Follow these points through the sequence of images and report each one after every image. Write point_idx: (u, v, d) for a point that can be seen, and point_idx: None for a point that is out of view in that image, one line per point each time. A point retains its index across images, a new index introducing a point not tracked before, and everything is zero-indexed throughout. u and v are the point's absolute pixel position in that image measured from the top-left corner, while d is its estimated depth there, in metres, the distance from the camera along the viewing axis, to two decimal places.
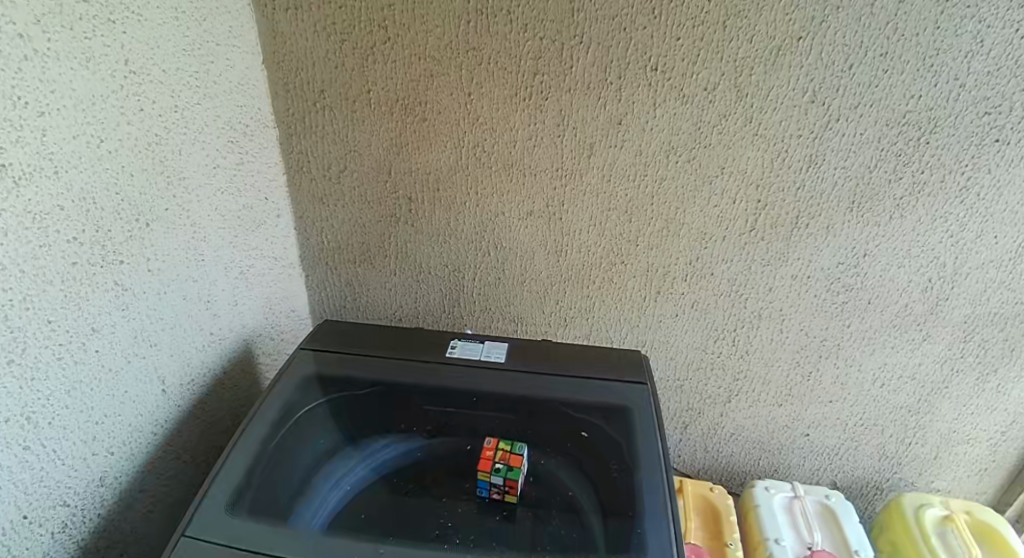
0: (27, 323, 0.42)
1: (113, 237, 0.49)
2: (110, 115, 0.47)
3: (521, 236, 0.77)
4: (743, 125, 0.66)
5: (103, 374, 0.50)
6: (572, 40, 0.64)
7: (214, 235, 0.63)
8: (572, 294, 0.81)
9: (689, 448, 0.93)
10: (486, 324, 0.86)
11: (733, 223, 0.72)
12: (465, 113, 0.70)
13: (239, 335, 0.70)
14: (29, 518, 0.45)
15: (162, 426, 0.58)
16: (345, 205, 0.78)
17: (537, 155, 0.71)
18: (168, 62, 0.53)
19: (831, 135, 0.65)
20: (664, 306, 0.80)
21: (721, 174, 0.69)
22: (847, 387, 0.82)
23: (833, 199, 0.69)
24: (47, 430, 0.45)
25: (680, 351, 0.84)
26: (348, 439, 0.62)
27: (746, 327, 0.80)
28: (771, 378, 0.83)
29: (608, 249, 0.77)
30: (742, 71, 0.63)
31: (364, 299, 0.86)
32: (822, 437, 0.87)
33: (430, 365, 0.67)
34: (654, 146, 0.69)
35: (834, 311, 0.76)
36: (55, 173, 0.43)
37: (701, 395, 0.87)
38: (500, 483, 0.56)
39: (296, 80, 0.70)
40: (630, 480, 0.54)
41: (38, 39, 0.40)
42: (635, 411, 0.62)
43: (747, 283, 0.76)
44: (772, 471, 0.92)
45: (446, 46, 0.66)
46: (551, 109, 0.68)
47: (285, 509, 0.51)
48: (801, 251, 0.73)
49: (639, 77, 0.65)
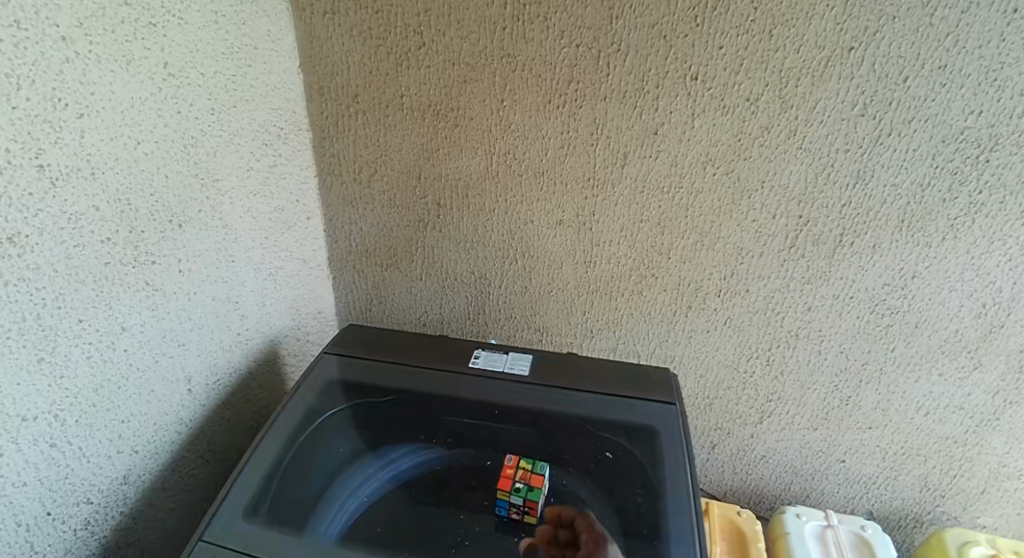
0: (59, 322, 0.43)
1: (147, 238, 0.49)
2: (147, 117, 0.48)
3: (549, 245, 0.76)
4: (786, 138, 0.63)
5: (130, 373, 0.50)
6: (609, 48, 0.62)
7: (246, 237, 0.63)
8: (599, 306, 0.79)
9: (717, 469, 0.89)
10: (510, 333, 0.84)
11: (772, 238, 0.69)
12: (497, 120, 0.69)
13: (266, 335, 0.70)
14: (52, 514, 0.46)
15: (187, 426, 0.59)
16: (373, 208, 0.78)
17: (568, 164, 0.70)
18: (207, 65, 0.53)
19: (881, 150, 0.61)
20: (695, 322, 0.77)
21: (760, 188, 0.66)
22: (891, 413, 0.77)
23: (882, 217, 0.65)
24: (74, 427, 0.46)
25: (711, 369, 0.80)
26: (367, 445, 0.60)
27: (782, 347, 0.76)
28: (807, 401, 0.79)
29: (638, 261, 0.74)
30: (787, 82, 0.60)
31: (390, 302, 0.86)
32: (859, 464, 0.82)
33: (451, 375, 0.66)
34: (690, 157, 0.66)
35: (879, 335, 0.72)
36: (92, 174, 0.43)
37: (730, 415, 0.84)
38: (519, 503, 0.53)
39: (331, 83, 0.70)
40: (655, 507, 0.52)
41: (81, 42, 0.41)
42: (662, 433, 0.59)
43: (785, 301, 0.73)
44: (805, 498, 0.87)
45: (480, 51, 0.65)
46: (585, 118, 0.67)
47: (302, 514, 0.51)
48: (844, 270, 0.69)
49: (678, 86, 0.63)
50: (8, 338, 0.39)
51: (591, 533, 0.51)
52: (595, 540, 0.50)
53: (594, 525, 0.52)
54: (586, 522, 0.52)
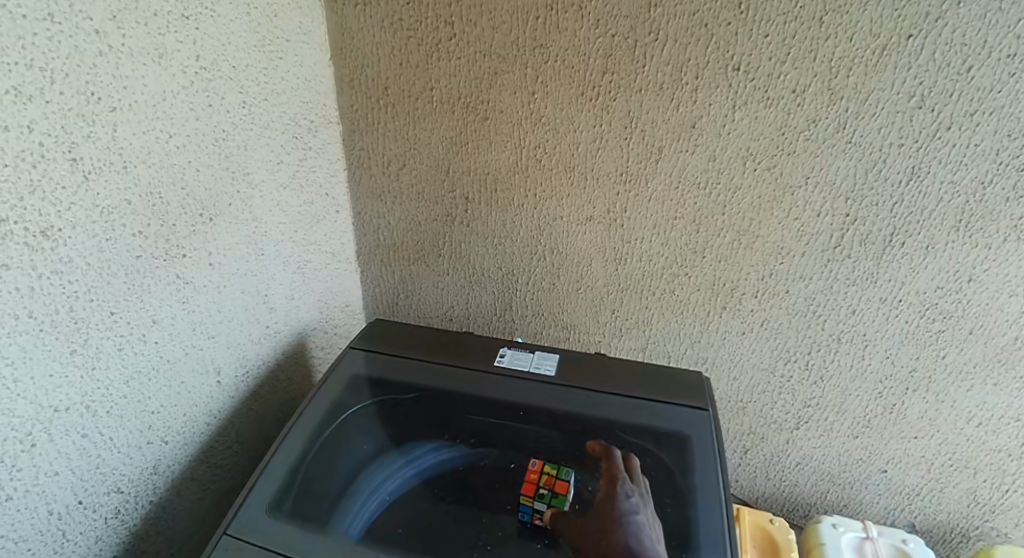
0: (91, 314, 0.43)
1: (178, 232, 0.50)
2: (179, 111, 0.48)
3: (578, 241, 0.74)
4: (834, 132, 0.59)
5: (161, 365, 0.51)
6: (646, 37, 0.60)
7: (276, 230, 0.64)
8: (629, 304, 0.77)
9: (749, 474, 0.86)
10: (537, 330, 0.82)
11: (815, 237, 0.65)
12: (527, 113, 0.67)
13: (294, 329, 0.70)
14: (84, 503, 0.47)
15: (216, 417, 0.60)
16: (401, 201, 0.78)
17: (600, 158, 0.68)
18: (238, 58, 0.53)
19: (938, 145, 0.57)
20: (729, 323, 0.74)
21: (804, 184, 0.63)
22: (941, 424, 0.72)
23: (937, 216, 0.60)
24: (105, 418, 0.47)
25: (745, 372, 0.77)
26: (391, 442, 0.60)
27: (823, 351, 0.72)
28: (848, 408, 0.75)
29: (671, 259, 0.72)
30: (838, 72, 0.56)
31: (416, 297, 0.85)
32: (902, 475, 0.77)
33: (476, 373, 0.65)
34: (729, 152, 0.63)
35: (929, 341, 0.67)
36: (125, 168, 0.44)
37: (765, 420, 0.80)
38: (543, 509, 0.52)
39: (362, 76, 0.70)
40: (684, 516, 0.50)
41: (114, 35, 0.41)
42: (692, 439, 0.57)
43: (828, 304, 0.69)
44: (842, 508, 0.83)
45: (512, 42, 0.63)
46: (618, 110, 0.64)
47: (324, 510, 0.51)
48: (893, 271, 0.65)
49: (718, 77, 0.60)
50: (41, 330, 0.40)
51: (612, 480, 0.55)
52: (615, 486, 0.54)
53: (615, 471, 0.55)
54: (609, 469, 0.56)
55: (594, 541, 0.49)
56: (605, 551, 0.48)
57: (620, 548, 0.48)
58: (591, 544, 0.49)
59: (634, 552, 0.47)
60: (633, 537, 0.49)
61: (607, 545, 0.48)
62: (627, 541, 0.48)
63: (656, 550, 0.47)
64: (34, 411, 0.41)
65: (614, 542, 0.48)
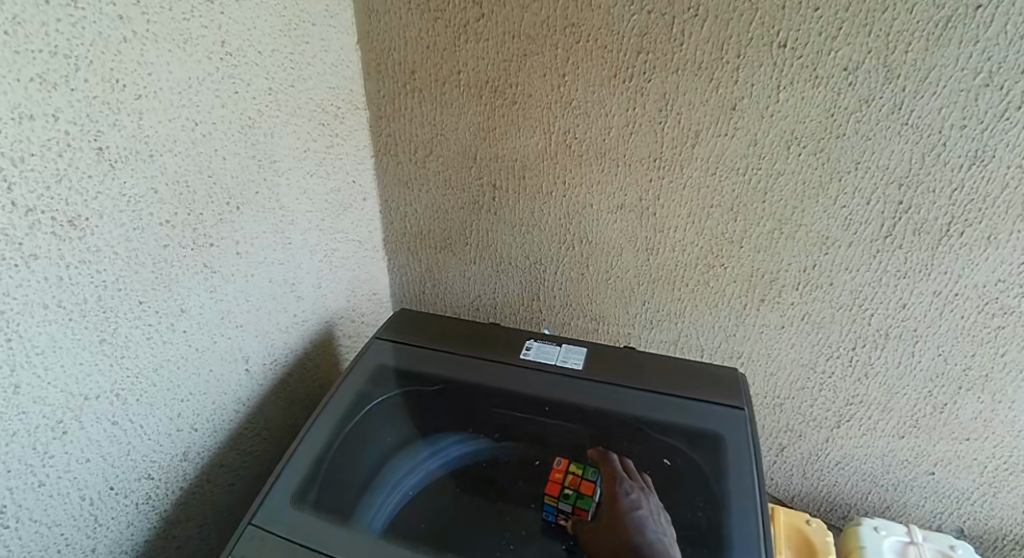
0: (119, 304, 0.44)
1: (204, 221, 0.50)
2: (205, 98, 0.47)
3: (608, 229, 0.71)
4: (890, 112, 0.55)
5: (189, 353, 0.51)
6: (685, 13, 0.56)
7: (302, 219, 0.63)
8: (661, 295, 0.74)
9: (785, 472, 0.83)
10: (565, 321, 0.81)
11: (864, 226, 0.61)
12: (557, 96, 0.65)
13: (321, 318, 0.71)
14: (116, 489, 0.48)
15: (245, 405, 0.60)
16: (428, 189, 0.76)
17: (632, 143, 0.65)
18: (264, 43, 0.53)
19: (1007, 126, 0.52)
20: (767, 316, 0.71)
21: (854, 169, 0.58)
22: (997, 427, 0.67)
23: (1002, 204, 0.55)
24: (135, 406, 0.47)
25: (783, 367, 0.74)
26: (415, 435, 0.59)
27: (869, 347, 0.68)
28: (894, 407, 0.71)
29: (706, 249, 0.68)
30: (896, 47, 0.52)
31: (443, 286, 0.84)
32: (951, 478, 0.72)
33: (502, 366, 0.64)
34: (772, 135, 0.59)
35: (987, 338, 0.63)
36: (151, 157, 0.44)
37: (803, 418, 0.77)
38: (568, 510, 0.50)
39: (388, 60, 0.68)
40: (716, 521, 0.48)
41: (138, 21, 0.41)
42: (726, 440, 0.54)
43: (876, 297, 0.65)
44: (884, 510, 0.79)
45: (543, 22, 0.61)
46: (653, 92, 0.61)
47: (347, 502, 0.51)
48: (950, 263, 0.60)
49: (763, 55, 0.56)
50: (71, 320, 0.41)
51: (612, 479, 0.53)
52: (615, 485, 0.52)
53: (614, 470, 0.54)
54: (607, 468, 0.54)
55: (604, 547, 0.48)
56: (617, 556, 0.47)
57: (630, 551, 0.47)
58: (602, 550, 0.47)
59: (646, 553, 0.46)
60: (641, 538, 0.47)
61: (617, 549, 0.47)
62: (637, 543, 0.47)
63: (665, 547, 0.46)
64: (65, 399, 0.41)
65: (624, 544, 0.47)
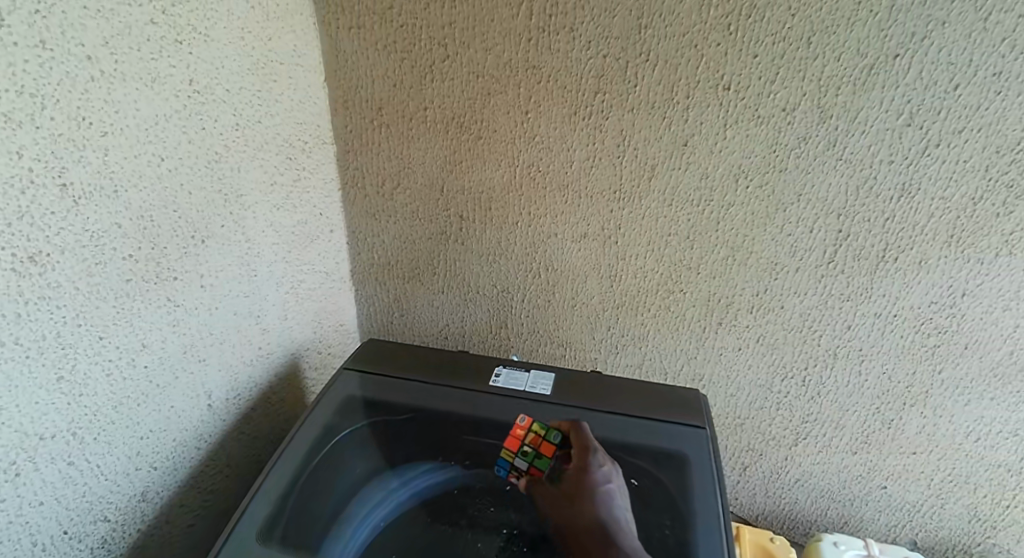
0: (78, 340, 0.43)
1: (168, 255, 0.50)
2: (171, 135, 0.48)
3: (572, 258, 0.74)
4: (825, 149, 0.60)
5: (150, 389, 0.50)
6: (638, 58, 0.60)
7: (269, 250, 0.63)
8: (625, 321, 0.76)
9: (749, 491, 0.85)
10: (532, 348, 0.82)
11: (809, 253, 0.65)
12: (521, 131, 0.68)
13: (287, 349, 0.70)
14: (69, 533, 0.46)
15: (207, 441, 0.59)
16: (396, 220, 0.78)
17: (593, 176, 0.68)
18: (232, 81, 0.54)
19: (928, 162, 0.57)
20: (725, 339, 0.74)
21: (797, 201, 0.63)
22: (940, 439, 0.71)
23: (929, 231, 0.61)
24: (93, 445, 0.46)
25: (742, 388, 0.77)
26: (384, 465, 0.59)
27: (820, 366, 0.72)
28: (846, 424, 0.75)
29: (666, 275, 0.72)
30: (827, 91, 0.57)
31: (411, 315, 0.85)
32: (903, 491, 0.76)
33: (471, 393, 0.65)
34: (722, 169, 0.64)
35: (924, 356, 0.67)
36: (115, 192, 0.44)
37: (763, 436, 0.79)
38: (522, 466, 0.57)
39: (355, 97, 0.70)
40: (683, 539, 0.49)
41: (105, 61, 0.41)
42: (689, 459, 0.56)
43: (823, 319, 0.69)
44: (842, 525, 0.82)
45: (505, 63, 0.64)
46: (610, 130, 0.65)
47: (314, 537, 0.50)
48: (887, 286, 0.65)
49: (709, 96, 0.60)
50: (27, 357, 0.40)
51: (585, 451, 0.57)
52: (588, 457, 0.57)
53: (587, 443, 0.58)
54: (581, 440, 0.59)
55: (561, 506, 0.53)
56: (575, 519, 0.52)
57: (593, 520, 0.51)
58: (558, 510, 0.53)
59: (609, 525, 0.51)
60: (607, 513, 0.52)
61: (580, 517, 0.52)
62: (598, 512, 0.52)
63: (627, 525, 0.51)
64: (19, 439, 0.40)
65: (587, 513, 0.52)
